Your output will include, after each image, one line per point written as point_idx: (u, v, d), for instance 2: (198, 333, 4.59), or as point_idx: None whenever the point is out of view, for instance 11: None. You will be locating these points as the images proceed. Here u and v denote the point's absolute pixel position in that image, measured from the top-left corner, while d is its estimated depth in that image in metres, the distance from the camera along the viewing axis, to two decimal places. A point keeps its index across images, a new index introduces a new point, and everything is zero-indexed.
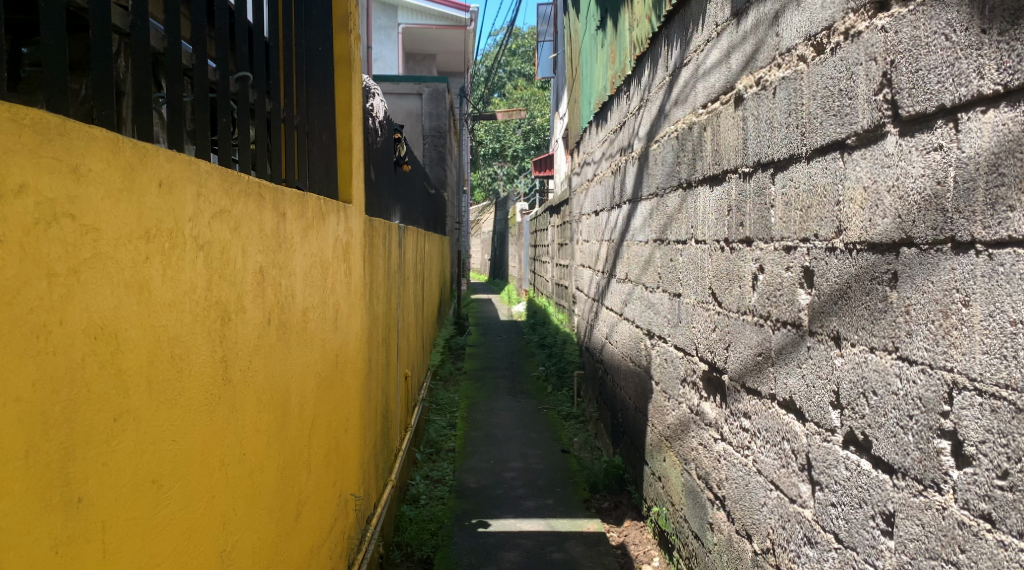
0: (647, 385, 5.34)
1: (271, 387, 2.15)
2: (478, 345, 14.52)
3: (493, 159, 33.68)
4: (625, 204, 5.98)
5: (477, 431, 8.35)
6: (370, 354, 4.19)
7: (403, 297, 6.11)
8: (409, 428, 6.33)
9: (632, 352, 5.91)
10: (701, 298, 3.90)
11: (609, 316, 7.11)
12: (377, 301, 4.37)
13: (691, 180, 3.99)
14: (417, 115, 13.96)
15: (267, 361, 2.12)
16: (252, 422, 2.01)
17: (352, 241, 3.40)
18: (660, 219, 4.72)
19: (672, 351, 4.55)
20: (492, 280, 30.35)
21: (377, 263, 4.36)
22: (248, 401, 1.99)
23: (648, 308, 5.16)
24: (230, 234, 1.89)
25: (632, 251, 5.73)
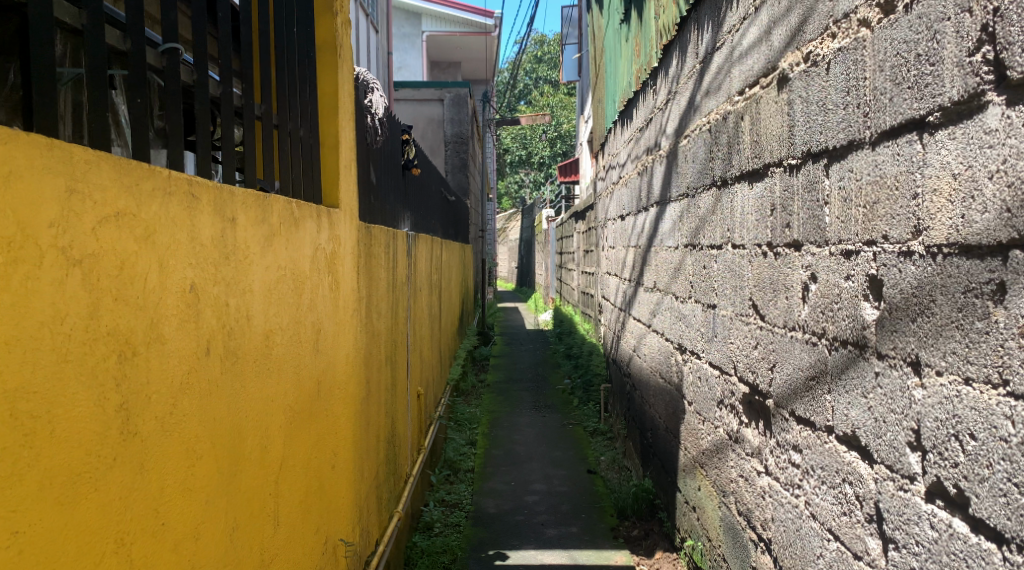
0: (679, 405, 4.89)
1: (208, 433, 1.77)
2: (503, 356, 14.10)
3: (519, 166, 33.32)
4: (653, 206, 5.53)
5: (499, 449, 7.93)
6: (369, 376, 3.80)
7: (415, 310, 5.72)
8: (423, 449, 5.93)
9: (663, 368, 5.45)
10: (740, 312, 3.45)
11: (637, 328, 6.65)
12: (377, 317, 3.97)
13: (727, 177, 3.54)
14: (439, 121, 13.61)
15: (200, 402, 1.72)
16: (173, 482, 1.62)
17: (340, 251, 3.01)
18: (692, 222, 4.27)
19: (707, 370, 4.11)
20: (519, 288, 29.99)
21: (377, 275, 3.97)
22: (167, 457, 1.60)
23: (680, 320, 4.71)
24: (135, 245, 1.50)
25: (662, 258, 5.28)
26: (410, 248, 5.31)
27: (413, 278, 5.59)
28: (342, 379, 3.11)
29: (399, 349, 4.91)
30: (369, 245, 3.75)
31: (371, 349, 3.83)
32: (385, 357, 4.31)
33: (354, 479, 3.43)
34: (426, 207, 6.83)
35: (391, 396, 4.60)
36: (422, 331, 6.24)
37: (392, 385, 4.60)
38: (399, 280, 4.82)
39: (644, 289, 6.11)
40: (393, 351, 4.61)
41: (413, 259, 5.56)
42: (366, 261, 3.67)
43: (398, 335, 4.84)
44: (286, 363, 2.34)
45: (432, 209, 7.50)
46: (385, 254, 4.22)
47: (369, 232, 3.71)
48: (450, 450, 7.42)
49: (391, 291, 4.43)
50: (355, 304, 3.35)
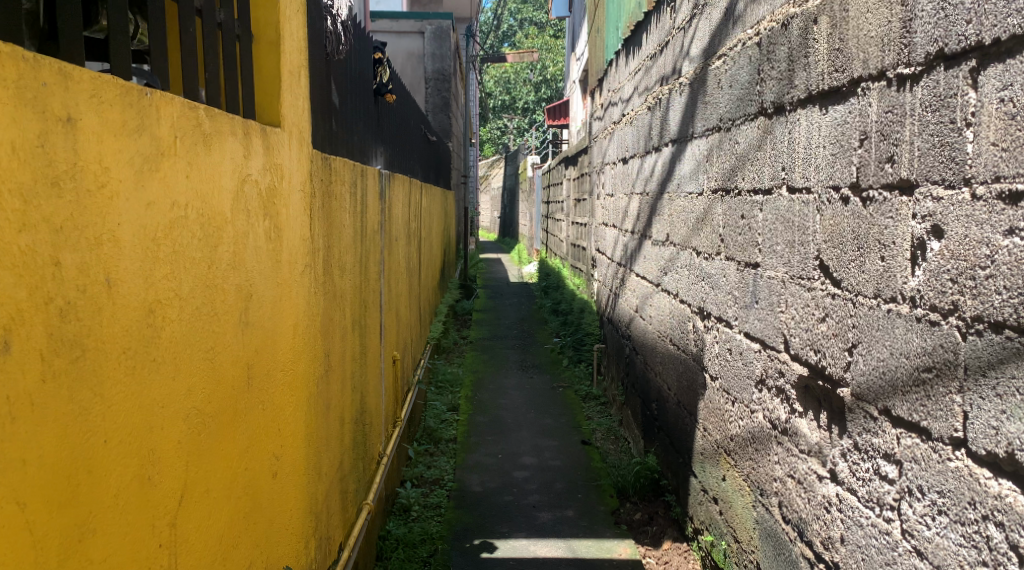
0: (698, 380, 4.20)
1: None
2: (487, 310, 13.38)
3: (503, 113, 32.37)
4: (672, 145, 4.79)
5: (483, 415, 7.25)
6: (333, 345, 3.12)
7: (392, 262, 5.03)
8: (399, 418, 5.27)
9: (675, 334, 4.76)
10: (802, 273, 2.74)
11: (641, 286, 5.96)
12: (343, 272, 3.28)
13: (788, 101, 2.83)
14: (419, 55, 12.81)
15: None
16: None
17: (286, 190, 2.31)
18: (731, 162, 3.56)
19: (743, 342, 3.41)
20: (502, 240, 29.18)
21: (343, 220, 3.26)
22: None
23: (705, 280, 4.00)
24: None
25: (681, 206, 4.56)
26: (385, 192, 4.59)
27: (389, 225, 4.90)
28: (294, 353, 2.43)
29: (373, 307, 4.23)
30: (331, 183, 3.04)
31: (335, 310, 3.14)
32: (355, 319, 3.64)
33: (314, 474, 2.77)
34: (404, 145, 6.07)
35: (363, 364, 3.93)
36: (400, 287, 5.55)
37: (364, 350, 3.93)
38: (372, 228, 4.11)
39: (653, 241, 5.42)
40: (364, 311, 3.93)
41: (389, 203, 4.85)
42: (327, 203, 2.96)
43: (372, 291, 4.15)
44: (200, 346, 1.67)
45: (411, 146, 6.72)
46: (351, 195, 3.47)
47: (328, 166, 2.97)
48: (430, 417, 6.74)
49: (360, 242, 3.70)
50: (311, 257, 2.66)
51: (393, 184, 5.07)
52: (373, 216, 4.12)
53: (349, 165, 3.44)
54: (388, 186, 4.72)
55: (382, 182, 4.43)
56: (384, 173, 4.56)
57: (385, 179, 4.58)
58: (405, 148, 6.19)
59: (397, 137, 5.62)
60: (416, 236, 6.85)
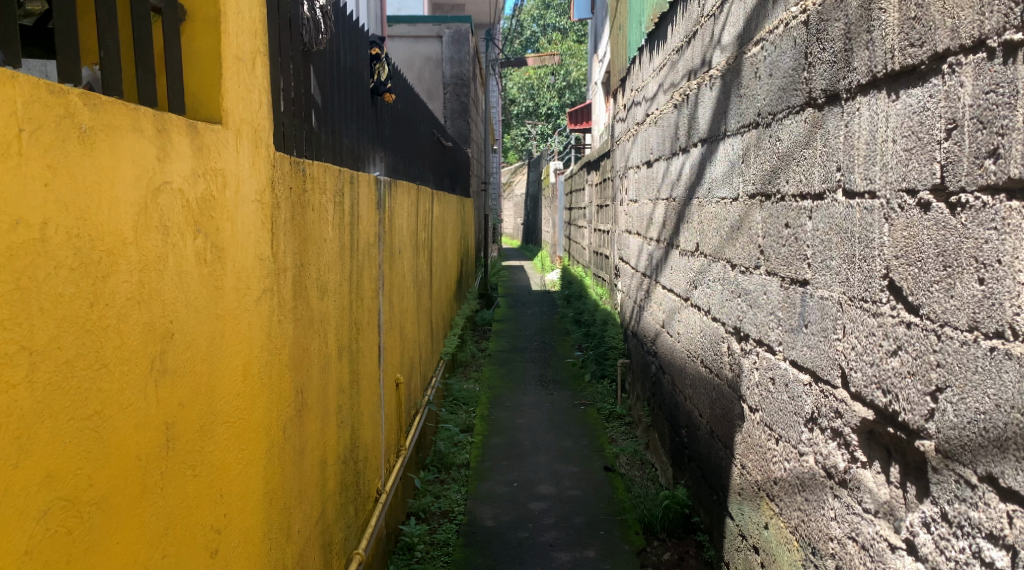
0: (735, 411, 3.75)
1: None
2: (506, 320, 12.96)
3: (525, 118, 32.08)
4: (702, 145, 4.34)
5: (499, 436, 6.81)
6: (312, 380, 2.71)
7: (394, 277, 4.62)
8: (405, 446, 4.86)
9: (707, 354, 4.30)
10: (866, 295, 2.29)
11: (668, 300, 5.51)
12: (325, 294, 2.88)
13: (844, 87, 2.38)
14: (438, 60, 12.37)
15: None
16: None
17: (234, 203, 1.91)
18: (773, 162, 3.11)
19: (790, 373, 2.96)
20: (524, 247, 28.76)
21: (324, 235, 2.85)
22: None
23: (742, 296, 3.55)
24: None
25: (711, 213, 4.11)
26: (384, 201, 4.18)
27: (391, 236, 4.49)
28: (249, 400, 2.03)
29: (370, 329, 3.83)
30: (307, 191, 2.62)
31: (314, 340, 2.74)
32: (344, 345, 3.24)
33: (283, 537, 2.37)
34: (409, 149, 5.66)
35: (357, 394, 3.52)
36: (405, 303, 5.12)
37: (357, 379, 3.52)
38: (367, 242, 3.70)
39: (680, 251, 4.98)
40: (358, 336, 3.53)
41: (391, 213, 4.44)
42: (302, 216, 2.55)
43: (368, 312, 3.75)
44: (71, 410, 1.27)
45: (419, 151, 6.32)
46: (336, 205, 3.05)
47: (301, 171, 2.55)
48: (442, 440, 6.31)
49: (349, 258, 3.29)
50: (276, 282, 2.26)
51: (395, 191, 4.64)
52: (369, 228, 3.71)
53: (333, 171, 3.02)
54: (388, 194, 4.29)
55: (380, 189, 4.02)
56: (382, 178, 4.14)
57: (383, 186, 4.17)
58: (411, 152, 5.78)
59: (400, 139, 5.20)
60: (427, 246, 6.44)
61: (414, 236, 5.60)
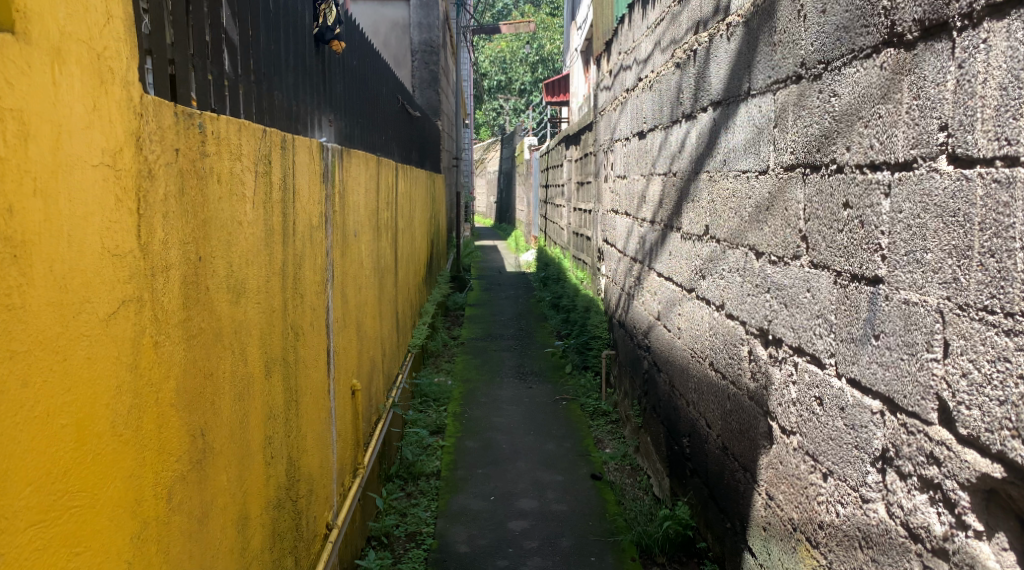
0: (759, 430, 3.09)
1: None
2: (480, 305, 12.30)
3: (498, 94, 31.30)
4: (714, 109, 3.69)
5: (473, 440, 6.16)
6: (219, 414, 2.03)
7: (348, 265, 3.92)
8: (363, 464, 4.18)
9: (718, 358, 3.64)
10: (991, 303, 1.64)
11: (665, 290, 4.87)
12: (238, 296, 2.19)
13: (956, 13, 1.72)
14: (405, 26, 11.63)
15: None
16: None
17: (52, 172, 1.25)
18: (825, 122, 2.44)
19: (846, 396, 2.29)
20: (498, 227, 28.01)
21: (235, 218, 2.16)
22: None
23: (772, 292, 2.92)
24: None
25: (729, 191, 3.46)
26: (331, 175, 3.46)
27: (342, 216, 3.78)
28: (93, 473, 1.35)
29: (312, 333, 3.14)
30: (202, 155, 1.92)
31: (221, 358, 2.05)
32: (272, 357, 2.56)
33: None
34: (365, 116, 4.94)
35: (293, 416, 2.84)
36: (363, 294, 4.43)
37: (293, 397, 2.84)
38: (304, 226, 2.99)
39: (682, 235, 4.33)
40: (293, 343, 2.84)
41: (341, 191, 3.75)
42: (194, 191, 1.87)
43: (308, 312, 3.06)
44: None
45: (379, 120, 5.60)
46: (255, 180, 2.34)
47: (193, 128, 1.85)
48: (409, 446, 5.66)
49: (275, 247, 2.57)
50: (148, 290, 1.58)
51: (347, 164, 3.92)
52: (306, 205, 3.01)
53: (252, 133, 2.31)
54: (336, 168, 3.58)
55: (324, 160, 3.32)
56: (329, 146, 3.42)
57: (329, 155, 3.45)
58: (368, 121, 5.06)
59: (353, 104, 4.48)
60: (390, 224, 5.75)
61: (374, 214, 4.89)
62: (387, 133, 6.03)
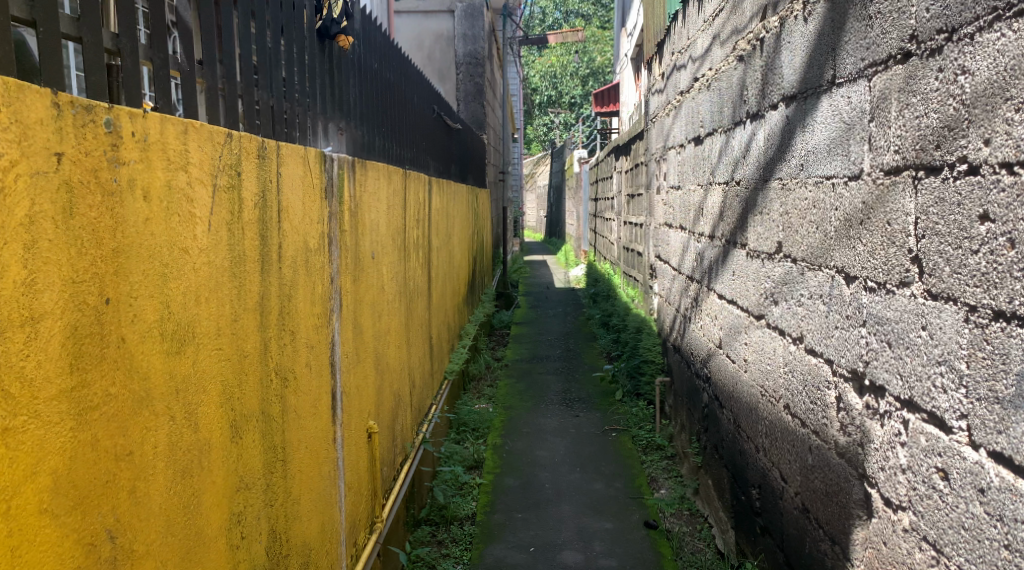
0: (853, 496, 2.58)
1: None
2: (527, 323, 11.83)
3: (548, 106, 30.95)
4: (789, 104, 3.16)
5: (514, 477, 5.67)
6: (147, 505, 1.55)
7: (361, 291, 3.41)
8: (382, 518, 3.67)
9: (793, 399, 3.20)
10: None
11: (727, 314, 4.32)
12: (181, 344, 1.68)
13: None
14: (449, 37, 11.15)
15: None
16: None
17: None
18: (949, 109, 1.88)
19: (988, 473, 1.79)
20: (547, 240, 27.54)
21: (177, 243, 1.65)
22: None
23: (873, 326, 2.37)
24: None
25: (809, 201, 2.93)
26: (337, 189, 2.96)
27: (354, 236, 3.29)
28: None
29: (309, 375, 2.62)
30: (114, 165, 1.44)
31: (150, 431, 1.56)
32: (241, 412, 2.05)
33: None
34: (390, 124, 4.48)
35: (277, 479, 2.32)
36: (384, 321, 3.92)
37: (277, 455, 2.32)
38: (296, 250, 2.48)
39: (749, 252, 3.80)
40: (276, 391, 2.33)
41: (352, 207, 3.25)
42: (101, 221, 1.42)
43: (303, 350, 2.55)
44: None
45: (408, 129, 5.13)
46: (217, 195, 1.86)
47: (95, 126, 1.39)
48: (443, 485, 5.18)
49: (248, 279, 2.07)
50: None
51: (361, 176, 3.43)
52: (298, 224, 2.50)
53: (210, 135, 1.82)
54: (343, 180, 3.07)
55: (328, 172, 2.82)
56: (333, 154, 2.92)
57: (334, 166, 2.95)
58: (394, 129, 4.59)
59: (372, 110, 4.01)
60: (422, 241, 5.28)
61: (399, 232, 4.41)
62: (418, 144, 5.56)
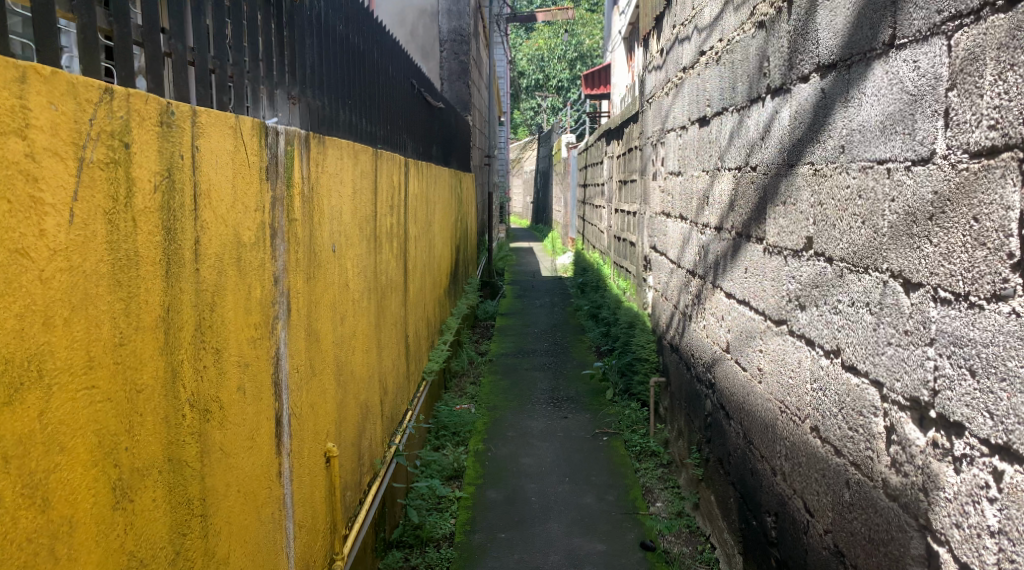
0: (910, 552, 2.09)
1: None
2: (512, 314, 11.34)
3: (535, 90, 30.41)
4: (825, 75, 2.70)
5: (497, 488, 5.20)
6: None
7: (315, 291, 2.91)
8: (343, 553, 3.18)
9: (823, 421, 2.69)
10: None
11: (737, 316, 3.84)
12: (10, 389, 1.28)
13: None
14: (433, 14, 10.68)
15: None
16: None
17: None
18: None
19: None
20: (534, 227, 27.03)
21: (7, 248, 1.28)
22: None
23: (947, 348, 1.89)
24: None
25: (851, 190, 2.45)
26: (280, 171, 2.48)
27: (308, 226, 2.81)
28: None
29: (238, 399, 2.14)
30: None
31: None
32: (136, 467, 1.58)
33: None
34: (359, 98, 3.98)
35: (191, 541, 1.84)
36: (347, 322, 3.43)
37: (192, 511, 1.84)
38: (220, 246, 1.99)
39: (767, 247, 3.34)
40: (193, 429, 1.85)
41: (305, 192, 2.76)
42: None
43: (229, 372, 2.07)
44: None
45: (382, 107, 4.63)
46: (80, 185, 1.41)
47: None
48: (419, 500, 4.70)
49: (144, 288, 1.58)
50: None
51: (319, 155, 2.93)
52: (223, 210, 2.00)
53: (71, 88, 1.40)
54: (291, 160, 2.58)
55: (267, 151, 2.33)
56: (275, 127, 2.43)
57: (279, 143, 2.46)
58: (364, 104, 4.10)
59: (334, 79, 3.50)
60: (398, 229, 4.79)
61: (368, 221, 3.91)
62: (395, 124, 5.06)
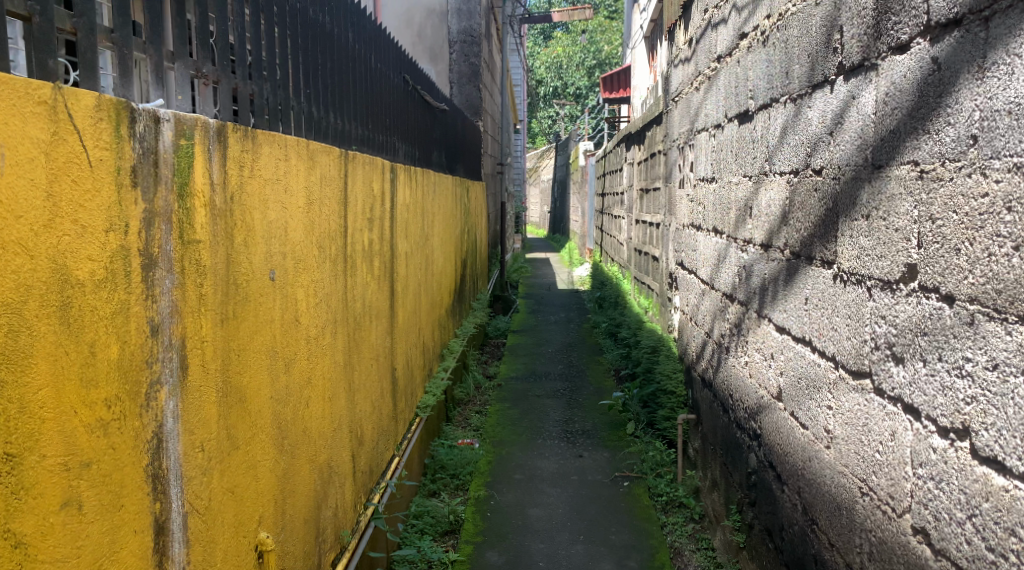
0: None
1: None
2: (525, 330, 10.60)
3: (553, 97, 29.77)
4: (936, 40, 1.98)
5: (498, 551, 4.45)
6: None
7: (237, 332, 2.16)
8: None
9: (935, 525, 2.02)
10: None
11: (795, 357, 3.20)
12: None
13: None
14: (443, 12, 9.89)
15: None
16: None
17: None
18: None
19: None
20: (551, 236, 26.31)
21: None
22: None
23: None
24: None
25: (989, 200, 1.77)
26: (165, 174, 1.72)
27: (224, 246, 2.06)
28: None
29: (66, 519, 1.44)
30: None
31: None
32: None
33: None
34: (320, 87, 3.24)
35: None
36: (294, 367, 2.68)
37: None
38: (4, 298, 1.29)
39: (840, 273, 2.67)
40: None
41: (217, 204, 2.00)
42: None
43: (44, 481, 1.39)
44: None
45: (360, 101, 3.90)
46: None
47: None
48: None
49: None
50: None
51: (242, 154, 2.17)
52: (7, 235, 1.32)
53: None
54: (186, 159, 1.81)
55: (132, 144, 1.59)
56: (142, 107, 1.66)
57: (161, 133, 1.70)
58: (329, 96, 3.37)
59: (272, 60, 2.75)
60: (382, 244, 4.08)
61: (334, 238, 3.17)
62: (381, 122, 4.33)
